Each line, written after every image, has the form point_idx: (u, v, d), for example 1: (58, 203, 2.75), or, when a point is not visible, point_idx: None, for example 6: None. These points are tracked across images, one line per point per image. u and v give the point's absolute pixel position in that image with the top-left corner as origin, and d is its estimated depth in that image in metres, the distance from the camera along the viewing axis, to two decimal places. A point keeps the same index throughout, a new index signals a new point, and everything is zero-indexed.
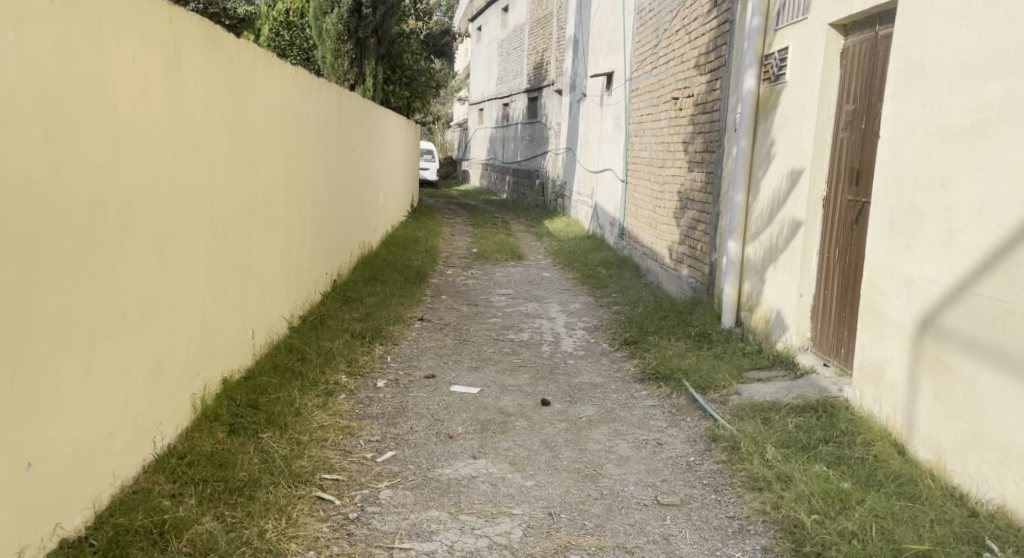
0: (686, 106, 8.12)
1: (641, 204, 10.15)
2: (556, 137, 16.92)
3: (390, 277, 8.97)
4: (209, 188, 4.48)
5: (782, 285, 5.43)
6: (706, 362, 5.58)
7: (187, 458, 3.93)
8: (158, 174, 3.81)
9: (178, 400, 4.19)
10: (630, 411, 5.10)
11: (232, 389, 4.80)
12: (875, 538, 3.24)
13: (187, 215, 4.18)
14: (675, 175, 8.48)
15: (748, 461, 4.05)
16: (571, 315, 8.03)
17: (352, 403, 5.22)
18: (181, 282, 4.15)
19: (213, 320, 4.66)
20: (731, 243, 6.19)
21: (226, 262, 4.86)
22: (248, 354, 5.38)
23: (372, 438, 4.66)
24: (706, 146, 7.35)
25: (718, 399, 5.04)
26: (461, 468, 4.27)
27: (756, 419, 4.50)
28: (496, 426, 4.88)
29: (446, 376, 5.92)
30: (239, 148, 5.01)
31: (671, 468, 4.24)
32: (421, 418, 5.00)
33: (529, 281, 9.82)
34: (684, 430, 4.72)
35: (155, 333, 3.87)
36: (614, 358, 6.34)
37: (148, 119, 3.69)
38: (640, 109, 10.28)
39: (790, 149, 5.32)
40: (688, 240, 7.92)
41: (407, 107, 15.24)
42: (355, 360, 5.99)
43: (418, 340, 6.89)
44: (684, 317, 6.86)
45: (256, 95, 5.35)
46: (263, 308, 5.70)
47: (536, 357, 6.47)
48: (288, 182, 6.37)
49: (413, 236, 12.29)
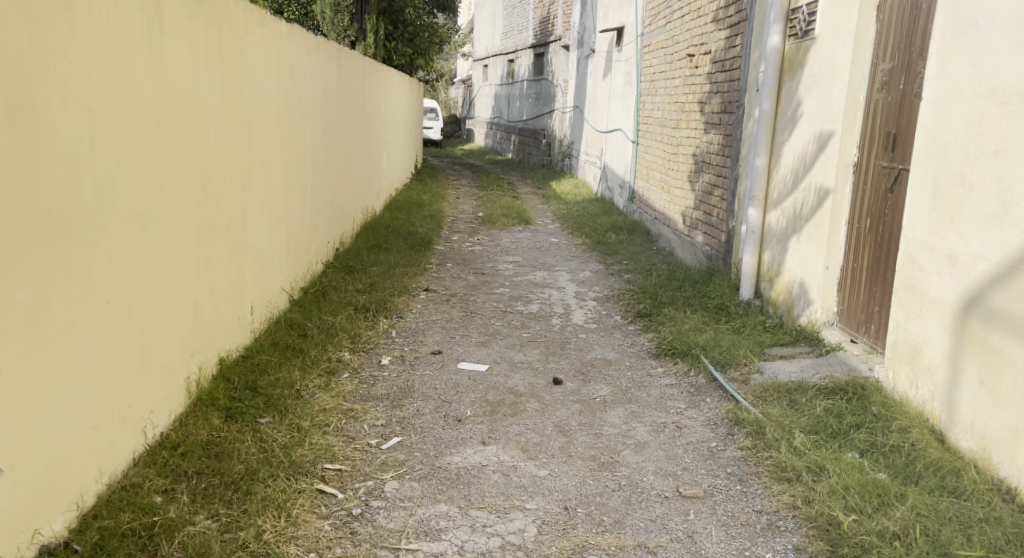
0: (703, 64, 7.75)
1: (652, 167, 9.83)
2: (564, 94, 16.52)
3: (394, 244, 8.71)
4: (200, 159, 4.22)
5: (806, 256, 5.17)
6: (725, 337, 5.33)
7: (180, 449, 3.71)
8: (142, 146, 3.54)
9: (172, 386, 3.95)
10: (646, 391, 4.87)
11: (229, 371, 4.57)
12: (919, 540, 3.01)
13: (176, 189, 3.92)
14: (690, 137, 8.16)
15: (775, 448, 3.82)
16: (582, 284, 7.76)
17: (356, 382, 5.00)
18: (171, 261, 3.90)
19: (208, 300, 4.43)
20: (751, 211, 5.90)
21: (221, 237, 4.62)
22: (247, 332, 5.14)
23: (377, 422, 4.43)
24: (725, 106, 7.01)
25: (739, 378, 4.80)
26: (470, 456, 4.04)
27: (781, 401, 4.26)
28: (506, 408, 4.65)
29: (453, 352, 5.68)
30: (231, 111, 4.72)
31: (692, 455, 4.01)
32: (428, 400, 4.77)
33: (537, 247, 9.54)
34: (704, 412, 4.49)
35: (143, 318, 3.63)
36: (628, 332, 6.10)
37: (129, 85, 3.41)
38: (653, 67, 9.90)
39: (819, 110, 5.01)
40: (703, 205, 7.63)
41: (410, 64, 14.81)
42: (358, 335, 5.75)
43: (423, 313, 6.65)
44: (700, 288, 6.60)
45: (249, 59, 5.04)
46: (261, 283, 5.45)
47: (546, 331, 6.22)
48: (285, 149, 6.09)
49: (418, 200, 11.99)
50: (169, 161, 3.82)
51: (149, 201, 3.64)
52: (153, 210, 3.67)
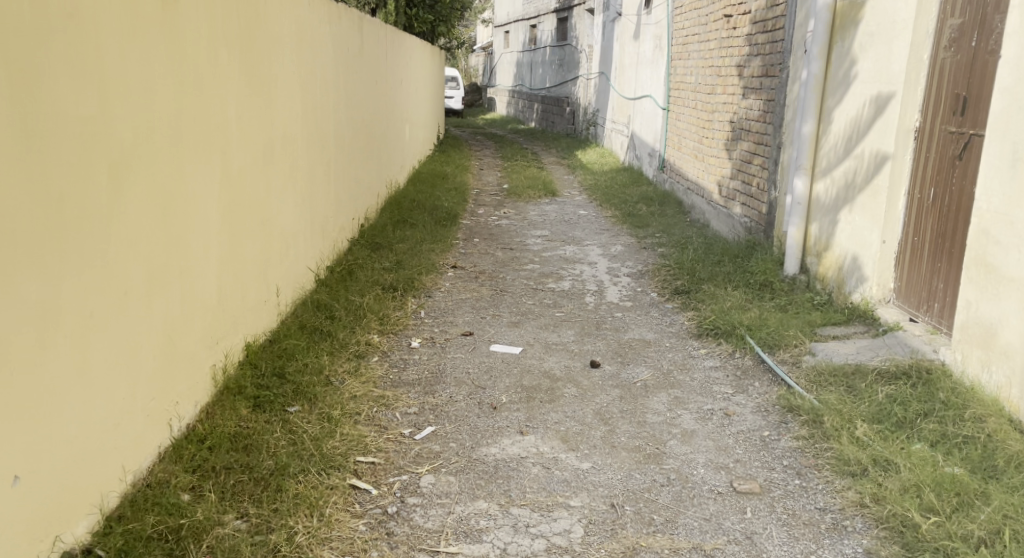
0: (742, 26, 7.43)
1: (685, 134, 9.51)
2: (589, 60, 16.17)
3: (420, 219, 8.49)
4: (219, 136, 3.98)
5: (860, 229, 4.93)
6: (771, 317, 5.09)
7: (207, 442, 3.46)
8: (158, 123, 3.32)
9: (201, 376, 3.73)
10: (689, 375, 4.65)
11: (257, 356, 4.36)
12: (1008, 547, 2.77)
13: (195, 168, 3.69)
14: (727, 104, 7.84)
15: (835, 439, 3.60)
16: (614, 259, 7.50)
17: (386, 366, 4.80)
18: (192, 244, 3.66)
19: (230, 284, 4.18)
20: (798, 181, 5.62)
21: (242, 216, 4.37)
22: (273, 315, 4.93)
23: (409, 410, 4.21)
24: (767, 70, 6.70)
25: (790, 361, 4.57)
26: (508, 447, 3.82)
27: (838, 387, 4.03)
28: (543, 394, 4.44)
29: (484, 333, 5.47)
30: (250, 84, 4.48)
31: (745, 445, 3.77)
32: (461, 385, 4.55)
33: (566, 220, 9.27)
34: (754, 398, 4.26)
35: (167, 305, 3.42)
36: (666, 311, 5.86)
37: (142, 58, 3.17)
38: (686, 30, 9.54)
39: (876, 72, 4.73)
40: (742, 175, 7.35)
41: (431, 32, 14.50)
42: (387, 316, 5.55)
43: (452, 291, 6.43)
44: (740, 264, 6.33)
45: (268, 29, 4.80)
46: (287, 263, 5.24)
47: (580, 309, 5.99)
48: (307, 122, 5.84)
49: (442, 172, 11.74)
50: (187, 138, 3.59)
51: (167, 181, 3.41)
52: (171, 191, 3.44)
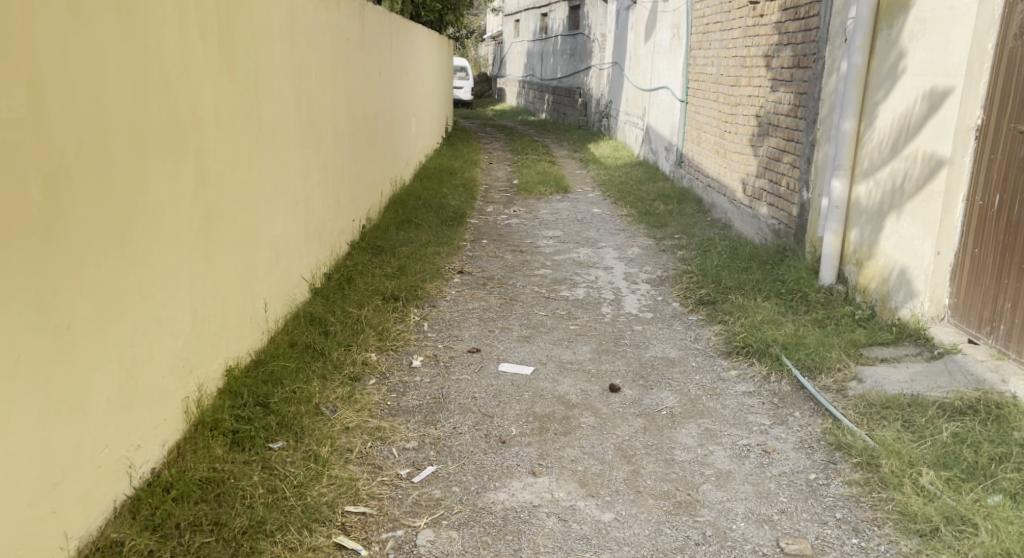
0: (770, 13, 6.95)
1: (705, 128, 9.01)
2: (602, 50, 15.68)
3: (426, 218, 8.02)
4: (193, 139, 3.51)
5: (910, 238, 4.49)
6: (809, 335, 4.62)
7: (175, 491, 3.00)
8: (115, 126, 2.83)
9: (173, 411, 3.28)
10: (720, 401, 4.18)
11: (239, 384, 3.86)
12: None
13: (163, 177, 3.20)
14: (754, 96, 7.35)
15: (897, 489, 3.14)
16: (631, 263, 7.02)
17: (383, 391, 4.33)
18: (162, 264, 3.19)
19: (210, 306, 3.71)
20: (836, 182, 5.13)
21: (223, 228, 3.90)
22: (261, 331, 4.47)
23: (407, 445, 3.73)
24: (800, 61, 6.22)
25: (834, 388, 4.10)
26: (519, 493, 3.35)
27: (893, 423, 3.55)
28: (558, 425, 3.97)
29: (493, 350, 5.00)
30: (232, 77, 4.00)
31: (790, 492, 3.29)
32: (466, 413, 4.08)
33: (579, 220, 8.78)
34: (795, 432, 3.79)
35: (131, 335, 2.94)
36: (690, 324, 5.37)
37: (92, 50, 2.71)
38: (707, 18, 9.04)
39: (930, 63, 4.33)
40: (769, 173, 6.88)
41: (439, 20, 14.00)
42: (386, 330, 5.09)
43: (458, 301, 5.96)
44: (770, 272, 5.85)
45: (253, 17, 4.31)
46: (276, 275, 4.76)
47: (596, 321, 5.52)
48: (301, 119, 5.36)
49: (449, 167, 11.25)
50: (151, 143, 3.11)
51: (126, 190, 2.91)
52: (133, 205, 2.96)
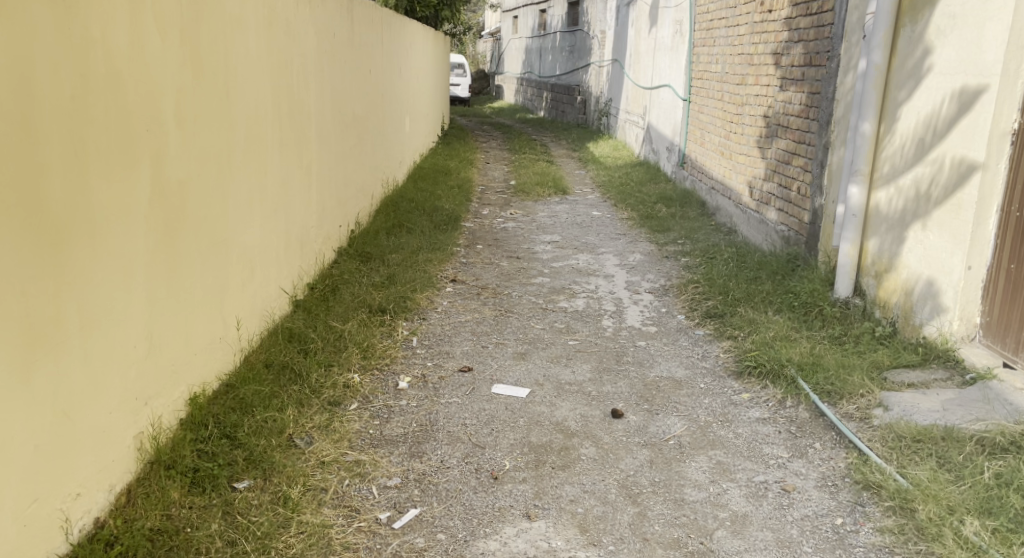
0: (780, 8, 6.61)
1: (709, 129, 8.66)
2: (601, 47, 15.34)
3: (418, 223, 7.66)
4: (152, 148, 3.18)
5: (936, 250, 4.15)
6: (827, 354, 4.26)
7: (119, 547, 2.70)
8: (45, 134, 2.52)
9: (123, 451, 2.94)
10: (733, 430, 3.82)
11: (204, 413, 3.51)
12: None
13: (113, 191, 2.88)
14: (761, 96, 7.01)
15: (936, 541, 2.83)
16: (633, 271, 6.66)
17: (366, 417, 3.98)
18: (110, 287, 2.85)
19: (172, 330, 3.37)
20: (853, 188, 4.78)
21: (189, 244, 3.56)
22: (233, 352, 4.12)
23: (389, 483, 3.38)
24: (812, 59, 5.88)
25: (857, 417, 3.75)
26: (511, 541, 3.02)
27: (927, 461, 3.22)
28: (555, 458, 3.61)
29: (486, 369, 4.64)
30: (200, 80, 3.67)
31: (815, 542, 2.96)
32: (455, 444, 3.73)
33: (578, 223, 8.43)
34: (816, 466, 3.45)
35: (66, 364, 2.61)
36: (697, 339, 5.02)
37: (12, 49, 2.40)
38: (712, 14, 8.69)
39: (960, 60, 4.00)
40: (779, 177, 6.52)
41: (435, 16, 13.64)
42: (371, 347, 4.73)
43: (450, 313, 5.60)
44: (781, 283, 5.50)
45: (223, 13, 3.98)
46: (251, 290, 4.41)
47: (596, 336, 5.16)
48: (281, 120, 5.02)
49: (445, 167, 10.90)
50: (97, 153, 2.78)
51: (60, 201, 2.59)
52: (71, 222, 2.64)
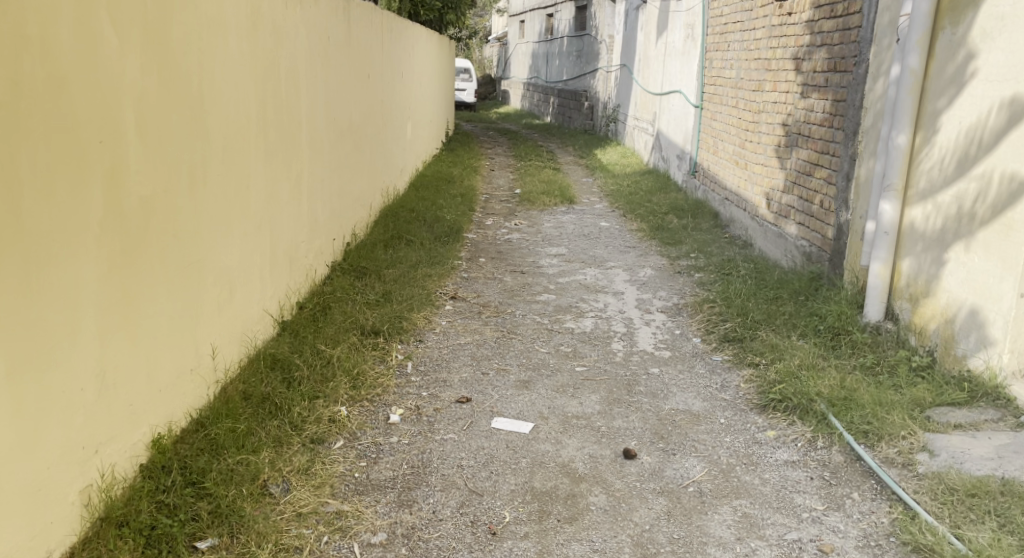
0: (801, 11, 6.22)
1: (722, 136, 8.27)
2: (609, 52, 14.96)
3: (418, 234, 7.28)
4: (109, 166, 2.83)
5: (981, 276, 3.79)
6: (860, 387, 3.86)
7: None
8: None
9: (64, 510, 2.61)
10: (760, 474, 3.44)
11: (169, 457, 3.13)
12: None
13: (56, 217, 2.54)
14: (780, 103, 6.61)
15: None
16: (644, 287, 6.27)
17: (351, 456, 3.60)
18: (51, 324, 2.53)
19: (135, 365, 3.02)
20: (886, 204, 4.37)
21: (158, 269, 3.22)
22: (209, 384, 3.76)
23: (374, 539, 3.01)
24: (837, 64, 5.49)
25: (899, 462, 3.36)
26: None
27: (987, 522, 2.89)
28: (561, 508, 3.23)
29: (486, 400, 4.25)
30: (170, 88, 3.32)
31: None
32: (449, 489, 3.35)
33: (585, 234, 8.05)
34: (854, 522, 3.07)
35: None
36: (715, 366, 4.63)
37: None
38: (725, 17, 8.31)
39: (1011, 66, 3.64)
40: (799, 189, 6.13)
41: (438, 19, 13.28)
42: (361, 374, 4.34)
43: (449, 334, 5.22)
44: (805, 304, 5.09)
45: (200, 15, 3.63)
46: (231, 313, 4.05)
47: (606, 362, 4.77)
48: (268, 129, 4.66)
49: (447, 175, 10.51)
50: (33, 175, 2.45)
51: None
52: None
